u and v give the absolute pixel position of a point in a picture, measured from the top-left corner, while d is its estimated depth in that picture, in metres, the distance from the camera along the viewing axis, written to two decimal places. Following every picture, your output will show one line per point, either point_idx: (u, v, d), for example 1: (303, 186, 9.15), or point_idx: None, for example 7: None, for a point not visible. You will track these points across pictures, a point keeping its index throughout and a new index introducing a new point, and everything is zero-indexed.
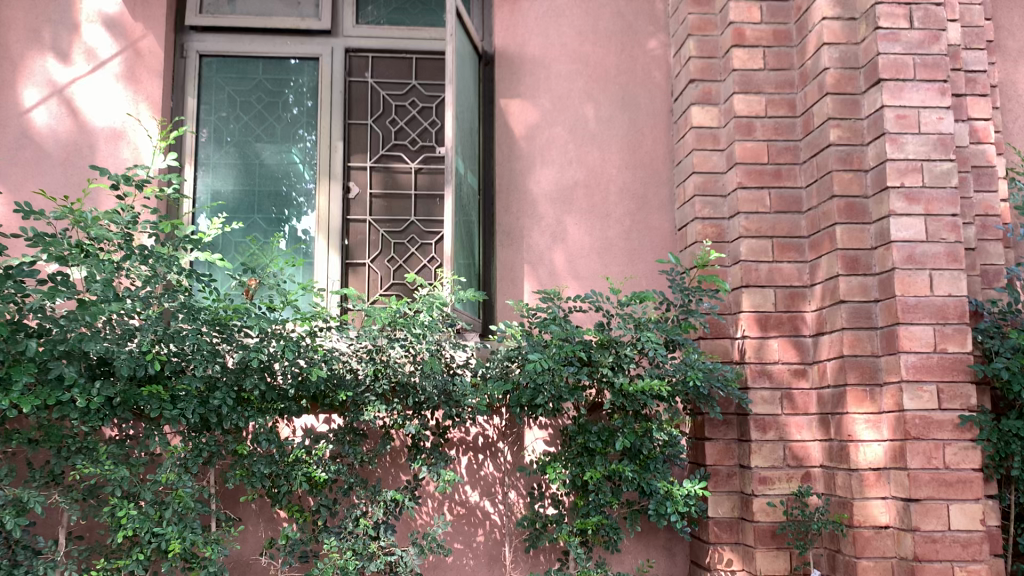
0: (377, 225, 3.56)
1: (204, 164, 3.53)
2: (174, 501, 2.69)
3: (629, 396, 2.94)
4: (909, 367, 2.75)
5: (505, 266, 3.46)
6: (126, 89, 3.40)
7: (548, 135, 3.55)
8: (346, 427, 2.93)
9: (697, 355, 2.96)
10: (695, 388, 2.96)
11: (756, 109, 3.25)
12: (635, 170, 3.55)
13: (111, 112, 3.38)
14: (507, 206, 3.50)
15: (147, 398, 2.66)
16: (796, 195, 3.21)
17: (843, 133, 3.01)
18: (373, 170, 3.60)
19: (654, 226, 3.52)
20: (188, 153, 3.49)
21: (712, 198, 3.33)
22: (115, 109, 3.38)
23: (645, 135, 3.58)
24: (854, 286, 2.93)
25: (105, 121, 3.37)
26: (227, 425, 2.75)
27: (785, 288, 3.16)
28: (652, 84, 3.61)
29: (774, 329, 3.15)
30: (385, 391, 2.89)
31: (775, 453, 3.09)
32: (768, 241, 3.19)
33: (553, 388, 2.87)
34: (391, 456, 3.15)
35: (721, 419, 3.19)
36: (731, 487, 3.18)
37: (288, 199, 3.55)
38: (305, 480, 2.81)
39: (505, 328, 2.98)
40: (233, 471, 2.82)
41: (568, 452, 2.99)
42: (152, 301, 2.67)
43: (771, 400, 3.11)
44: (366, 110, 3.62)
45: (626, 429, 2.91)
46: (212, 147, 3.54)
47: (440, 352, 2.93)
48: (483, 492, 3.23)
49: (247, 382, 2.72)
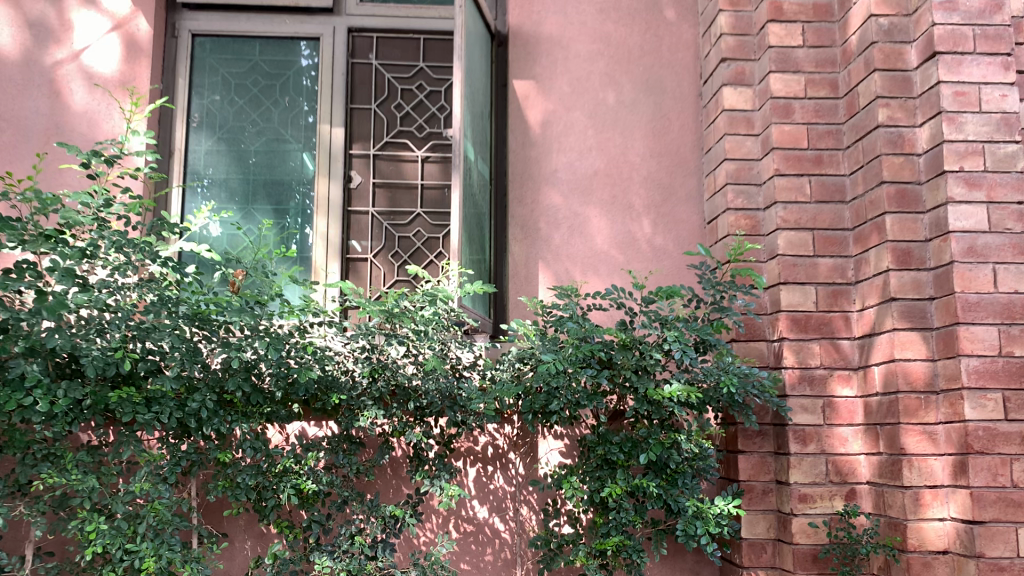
0: (380, 218, 3.30)
1: (196, 153, 3.29)
2: (149, 515, 2.43)
3: (655, 403, 2.64)
4: (970, 372, 2.43)
5: (519, 262, 3.19)
6: (115, 67, 3.16)
7: (566, 120, 3.27)
8: (341, 434, 2.65)
9: (732, 358, 2.68)
10: (729, 396, 2.68)
11: (794, 89, 2.96)
12: (661, 158, 3.27)
13: (95, 96, 3.14)
14: (521, 197, 3.23)
15: (119, 402, 2.38)
16: (839, 183, 2.92)
17: (892, 112, 2.71)
18: (376, 159, 3.34)
19: (681, 219, 3.24)
20: (179, 140, 3.26)
21: (745, 187, 3.04)
22: (99, 92, 3.14)
23: (671, 121, 3.30)
24: (907, 282, 2.62)
25: (92, 101, 3.13)
26: (206, 432, 2.46)
27: (827, 286, 2.86)
28: (678, 65, 3.33)
29: (815, 331, 2.85)
30: (383, 395, 2.58)
31: (817, 468, 2.78)
32: (808, 233, 2.89)
33: (569, 393, 2.59)
34: (391, 466, 2.87)
35: (756, 429, 2.90)
36: (767, 505, 2.87)
37: (284, 188, 3.30)
38: (293, 492, 2.51)
39: (517, 327, 2.67)
40: (216, 482, 2.56)
41: (586, 465, 2.69)
42: (125, 292, 2.41)
43: (812, 408, 2.81)
44: (370, 94, 3.36)
45: (651, 440, 2.60)
46: (204, 133, 3.30)
47: (445, 352, 2.64)
48: (493, 509, 2.94)
49: (229, 383, 2.44)
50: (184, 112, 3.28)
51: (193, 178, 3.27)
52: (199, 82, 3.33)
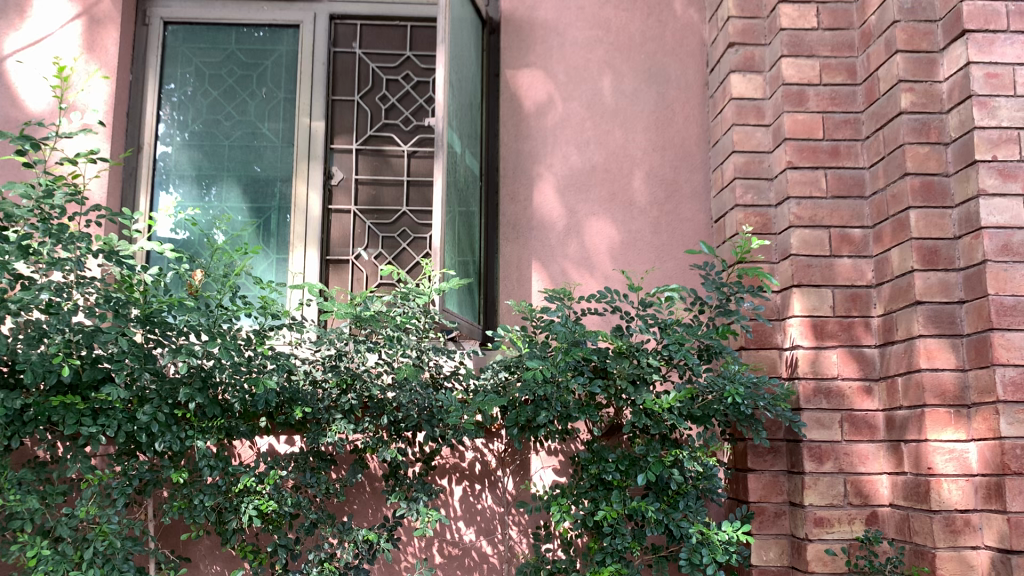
0: (363, 216, 3.08)
1: (165, 147, 3.07)
2: (95, 540, 2.21)
3: (654, 416, 2.40)
4: (1006, 384, 2.19)
5: (510, 264, 2.95)
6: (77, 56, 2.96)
7: (562, 111, 3.04)
8: (309, 451, 2.43)
9: (739, 366, 2.43)
10: (736, 407, 2.43)
11: (808, 75, 2.72)
12: (664, 152, 3.03)
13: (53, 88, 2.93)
14: (513, 194, 3.00)
15: (62, 412, 2.19)
16: (857, 176, 2.67)
17: (916, 98, 2.46)
18: (359, 154, 3.12)
19: (686, 217, 3.00)
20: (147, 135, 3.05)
21: (755, 181, 2.79)
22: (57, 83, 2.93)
23: (676, 112, 3.06)
24: (934, 284, 2.37)
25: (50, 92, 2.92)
26: (158, 448, 2.23)
27: (845, 289, 2.61)
28: (683, 52, 3.10)
29: (832, 338, 2.59)
30: (354, 408, 2.37)
31: (834, 489, 2.53)
32: (824, 231, 2.64)
33: (560, 404, 2.37)
34: (367, 484, 2.64)
35: (767, 446, 2.64)
36: (779, 529, 2.61)
37: (260, 184, 3.08)
38: (254, 515, 2.28)
39: (504, 332, 2.45)
40: (171, 503, 2.33)
41: (579, 485, 2.45)
42: (67, 293, 2.20)
43: (829, 423, 2.55)
44: (352, 85, 3.15)
45: (651, 457, 2.36)
46: (175, 127, 3.09)
47: (422, 361, 2.42)
48: (480, 531, 2.70)
49: (183, 395, 2.22)
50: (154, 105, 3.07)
51: (162, 174, 3.06)
52: (170, 72, 3.12)
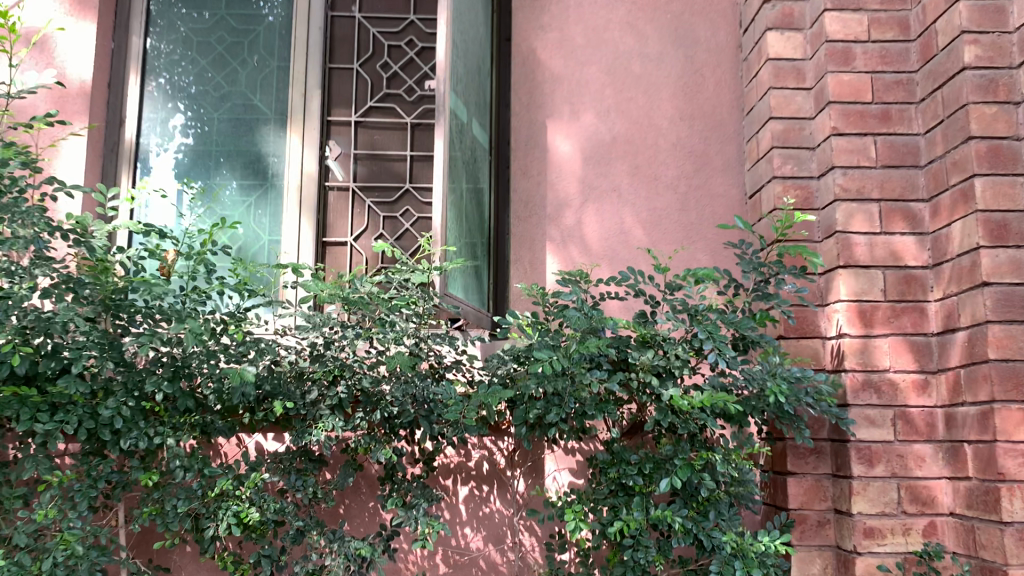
0: (362, 194, 2.84)
1: (174, 134, 2.83)
2: (56, 549, 1.96)
3: (682, 414, 2.11)
4: None
5: (522, 245, 2.69)
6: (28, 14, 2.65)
7: (579, 77, 2.77)
8: (297, 450, 2.18)
9: (780, 357, 2.16)
10: (776, 404, 2.15)
11: (855, 31, 2.43)
12: (692, 121, 2.75)
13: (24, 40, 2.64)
14: (525, 168, 2.74)
15: (16, 407, 1.95)
16: (911, 143, 2.37)
17: (982, 51, 2.16)
18: (359, 127, 2.88)
19: (717, 192, 2.71)
20: (151, 121, 2.82)
21: (794, 151, 2.50)
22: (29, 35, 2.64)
23: (706, 77, 2.78)
24: (1003, 263, 2.07)
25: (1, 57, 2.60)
26: (124, 447, 2.00)
27: (898, 269, 2.32)
28: (713, 11, 2.81)
29: (883, 325, 2.30)
30: (344, 402, 2.12)
31: (886, 496, 2.23)
32: (873, 205, 2.35)
33: (575, 398, 2.10)
34: (362, 487, 2.39)
35: (809, 447, 2.35)
36: (823, 540, 2.32)
37: (253, 159, 2.83)
38: (232, 523, 2.04)
39: (511, 319, 2.18)
40: (141, 508, 2.09)
41: (597, 491, 2.18)
42: (25, 274, 1.99)
43: (880, 421, 2.26)
44: (352, 52, 2.90)
45: (678, 460, 2.07)
46: (184, 111, 2.84)
47: (420, 350, 2.17)
48: (489, 537, 2.44)
49: (149, 387, 1.97)
50: (151, 86, 2.84)
51: (170, 162, 2.81)
52: (162, 48, 2.87)
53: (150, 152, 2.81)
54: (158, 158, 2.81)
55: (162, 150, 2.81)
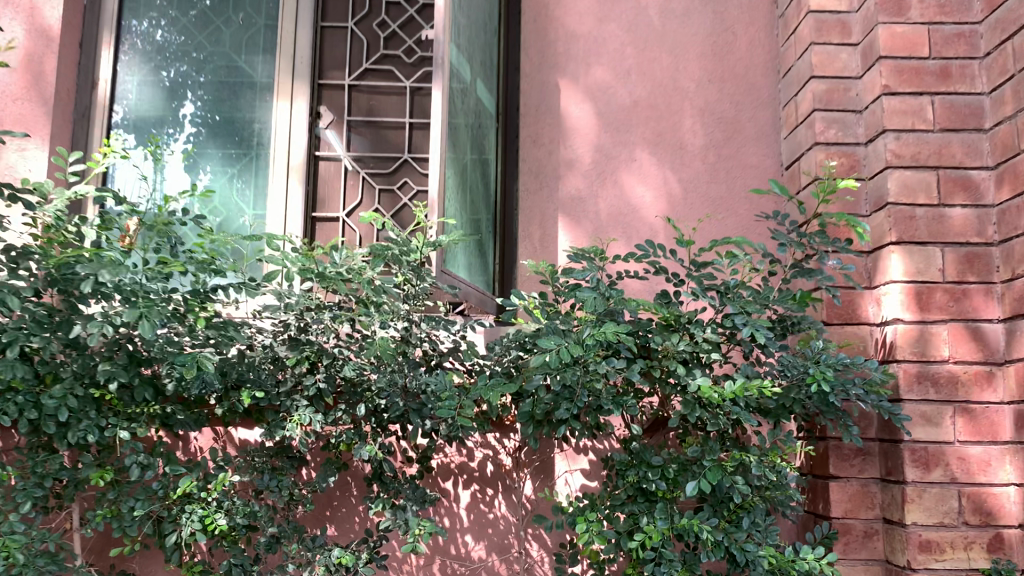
0: (356, 166, 2.59)
1: (159, 102, 2.57)
2: None
3: (712, 408, 1.83)
4: None
5: (529, 221, 2.43)
6: None
7: (597, 35, 2.50)
8: (274, 447, 1.94)
9: (824, 345, 1.88)
10: (821, 398, 1.87)
11: None
12: (722, 83, 2.47)
13: None
14: (536, 136, 2.47)
15: None
16: (974, 104, 2.09)
17: None
18: (353, 91, 2.63)
19: (750, 163, 2.43)
20: (152, 105, 2.57)
21: (839, 114, 2.22)
22: None
23: (737, 35, 2.49)
24: None
25: None
26: (71, 441, 1.75)
27: (958, 246, 2.04)
28: None
29: (941, 310, 2.01)
30: (323, 393, 1.87)
31: (946, 505, 1.95)
32: (929, 172, 2.06)
33: (589, 390, 1.82)
34: (350, 488, 2.14)
35: (855, 447, 2.08)
36: (871, 553, 2.05)
37: (236, 127, 2.58)
38: (197, 529, 1.77)
39: (516, 301, 1.91)
40: (96, 511, 1.83)
41: (614, 496, 1.91)
42: None
43: (936, 419, 1.98)
44: (346, 11, 2.66)
45: (708, 461, 1.79)
46: (192, 99, 2.58)
47: (410, 335, 1.88)
48: (492, 547, 2.18)
49: (98, 373, 1.72)
50: (152, 72, 2.58)
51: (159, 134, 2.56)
52: (172, 39, 2.60)
53: (138, 124, 2.56)
54: (145, 129, 2.56)
55: (148, 121, 2.56)
